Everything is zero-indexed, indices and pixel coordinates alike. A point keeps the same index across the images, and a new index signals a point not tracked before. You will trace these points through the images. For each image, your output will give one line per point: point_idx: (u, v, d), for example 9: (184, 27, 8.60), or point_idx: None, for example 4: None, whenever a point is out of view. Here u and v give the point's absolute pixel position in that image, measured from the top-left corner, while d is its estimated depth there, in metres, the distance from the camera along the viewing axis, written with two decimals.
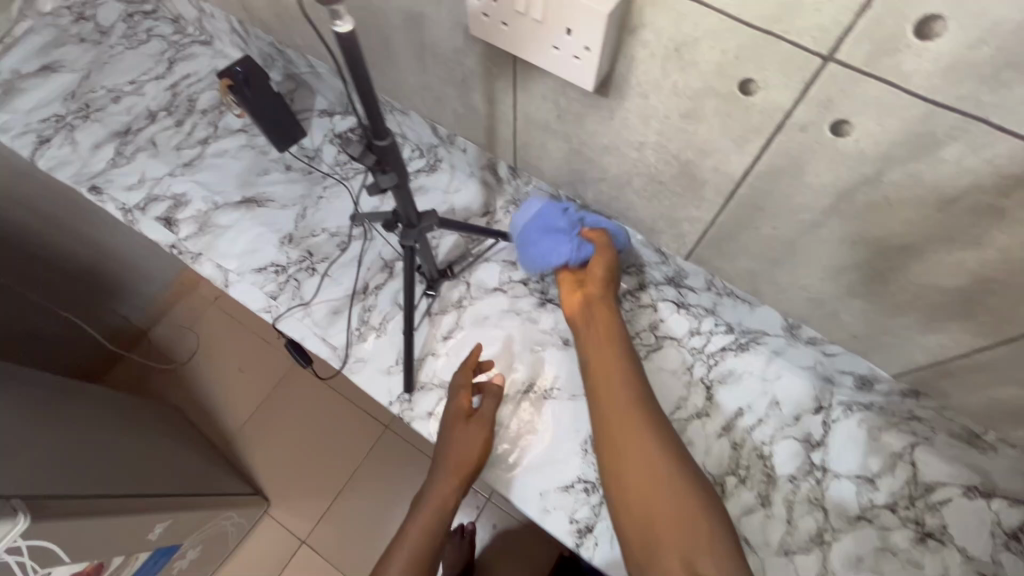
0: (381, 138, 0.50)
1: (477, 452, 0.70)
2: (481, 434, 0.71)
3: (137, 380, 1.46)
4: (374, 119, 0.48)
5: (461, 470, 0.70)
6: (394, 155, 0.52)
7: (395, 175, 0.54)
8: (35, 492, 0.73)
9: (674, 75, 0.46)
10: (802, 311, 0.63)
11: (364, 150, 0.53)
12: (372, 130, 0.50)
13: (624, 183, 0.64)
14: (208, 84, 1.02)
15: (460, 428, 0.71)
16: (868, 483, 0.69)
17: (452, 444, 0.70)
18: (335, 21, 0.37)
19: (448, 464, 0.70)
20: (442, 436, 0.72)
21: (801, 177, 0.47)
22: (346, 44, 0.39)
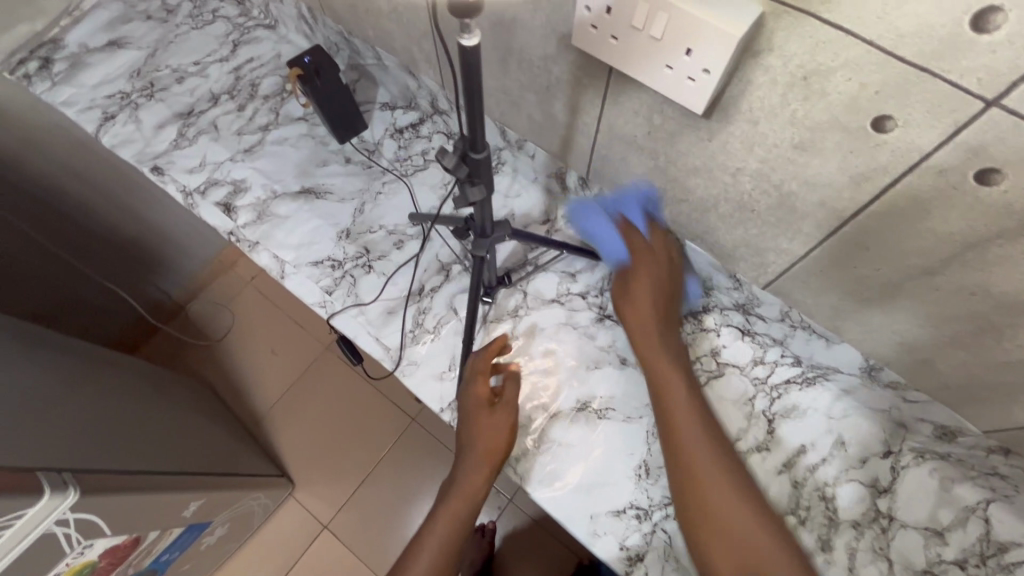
0: (477, 150, 0.51)
1: (504, 440, 0.69)
2: (506, 420, 0.70)
3: (173, 354, 1.48)
4: (476, 131, 0.48)
5: (489, 460, 0.68)
6: (485, 168, 0.53)
7: (484, 187, 0.54)
8: (72, 466, 0.73)
9: (794, 104, 0.43)
10: (889, 354, 0.60)
11: (459, 161, 0.53)
12: (470, 142, 0.51)
13: (709, 207, 0.61)
14: (271, 70, 1.01)
15: (485, 417, 0.69)
16: (937, 536, 0.64)
17: (478, 433, 0.69)
18: (464, 34, 0.37)
19: (475, 452, 0.68)
20: (466, 427, 0.70)
21: (926, 221, 0.43)
22: (470, 56, 0.39)
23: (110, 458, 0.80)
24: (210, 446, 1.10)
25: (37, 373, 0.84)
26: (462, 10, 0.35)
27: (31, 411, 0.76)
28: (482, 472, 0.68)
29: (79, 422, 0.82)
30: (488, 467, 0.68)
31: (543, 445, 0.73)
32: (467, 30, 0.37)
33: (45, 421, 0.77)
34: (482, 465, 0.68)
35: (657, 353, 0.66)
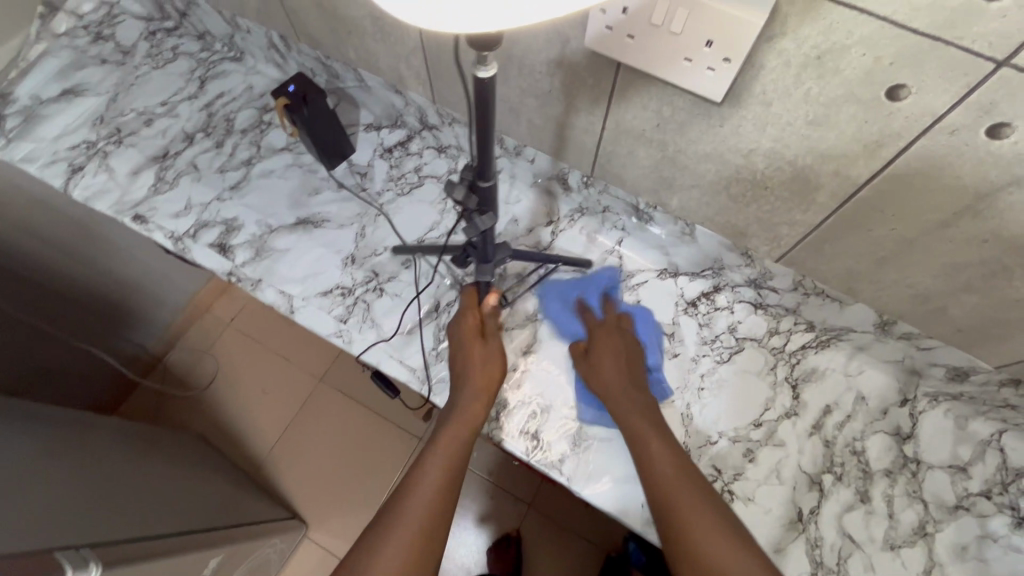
0: (485, 179, 0.54)
1: (498, 367, 0.72)
2: (499, 350, 0.73)
3: (155, 409, 1.40)
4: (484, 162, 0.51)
5: (490, 388, 0.69)
6: (494, 197, 0.57)
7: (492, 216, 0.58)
8: (79, 541, 0.70)
9: (809, 82, 0.46)
10: (903, 307, 0.63)
11: (467, 192, 0.57)
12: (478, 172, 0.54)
13: (720, 190, 0.64)
14: (245, 102, 0.98)
15: (480, 346, 0.72)
16: (961, 472, 0.68)
17: (475, 361, 0.71)
18: (481, 66, 0.39)
19: (475, 382, 0.69)
20: (462, 360, 0.71)
21: (940, 179, 0.47)
22: (485, 87, 0.40)
23: (109, 527, 0.76)
24: (214, 500, 1.05)
25: (20, 440, 0.77)
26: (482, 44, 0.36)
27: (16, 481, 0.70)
28: (483, 401, 0.68)
29: (68, 489, 0.76)
30: (489, 398, 0.69)
31: (581, 443, 0.73)
32: (485, 63, 0.39)
33: (33, 493, 0.71)
34: (482, 396, 0.68)
35: (614, 380, 0.71)
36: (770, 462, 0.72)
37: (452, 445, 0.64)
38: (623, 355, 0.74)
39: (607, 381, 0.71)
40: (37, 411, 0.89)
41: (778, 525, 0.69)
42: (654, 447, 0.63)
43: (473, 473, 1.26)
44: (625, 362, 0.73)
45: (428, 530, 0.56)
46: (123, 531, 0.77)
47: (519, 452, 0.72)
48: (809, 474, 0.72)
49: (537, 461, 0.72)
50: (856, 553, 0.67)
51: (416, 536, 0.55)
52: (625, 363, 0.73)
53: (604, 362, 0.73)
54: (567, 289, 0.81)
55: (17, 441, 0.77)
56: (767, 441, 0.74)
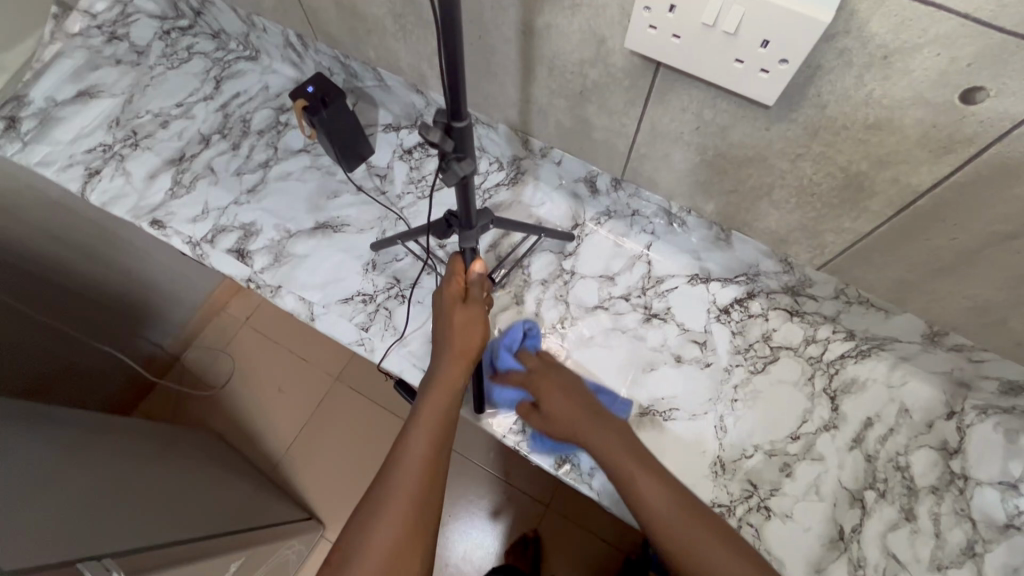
0: (459, 119, 0.47)
1: (480, 333, 0.67)
2: (482, 315, 0.68)
3: (172, 408, 1.40)
4: (455, 96, 0.45)
5: (469, 351, 0.66)
6: (472, 139, 0.50)
7: (471, 160, 0.51)
8: (89, 549, 0.68)
9: (872, 84, 0.42)
10: (958, 320, 0.60)
11: (443, 134, 0.48)
12: (449, 112, 0.47)
13: (762, 194, 0.60)
14: (261, 103, 0.96)
15: (459, 311, 0.67)
16: (1012, 489, 0.65)
17: (453, 329, 0.67)
18: None
19: (453, 347, 0.66)
20: (442, 325, 0.68)
21: (1014, 188, 0.43)
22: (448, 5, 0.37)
23: (128, 534, 0.75)
24: (233, 501, 1.04)
25: (38, 443, 0.77)
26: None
27: (32, 487, 0.69)
28: (461, 367, 0.65)
29: (85, 492, 0.75)
30: (467, 363, 0.66)
31: None
32: None
33: (49, 500, 0.70)
34: (459, 362, 0.65)
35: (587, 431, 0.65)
36: (808, 479, 0.69)
37: (435, 418, 0.62)
38: (561, 394, 0.68)
39: (570, 427, 0.66)
40: (49, 411, 0.87)
41: (818, 544, 0.66)
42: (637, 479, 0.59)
43: (491, 477, 1.24)
44: (576, 404, 0.67)
45: (417, 506, 0.56)
46: (135, 536, 0.76)
47: (545, 465, 0.70)
48: (850, 491, 0.69)
49: (565, 475, 0.70)
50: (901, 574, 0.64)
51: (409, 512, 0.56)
52: (579, 403, 0.67)
53: (555, 406, 0.68)
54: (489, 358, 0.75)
55: (36, 444, 0.76)
56: (805, 455, 0.71)
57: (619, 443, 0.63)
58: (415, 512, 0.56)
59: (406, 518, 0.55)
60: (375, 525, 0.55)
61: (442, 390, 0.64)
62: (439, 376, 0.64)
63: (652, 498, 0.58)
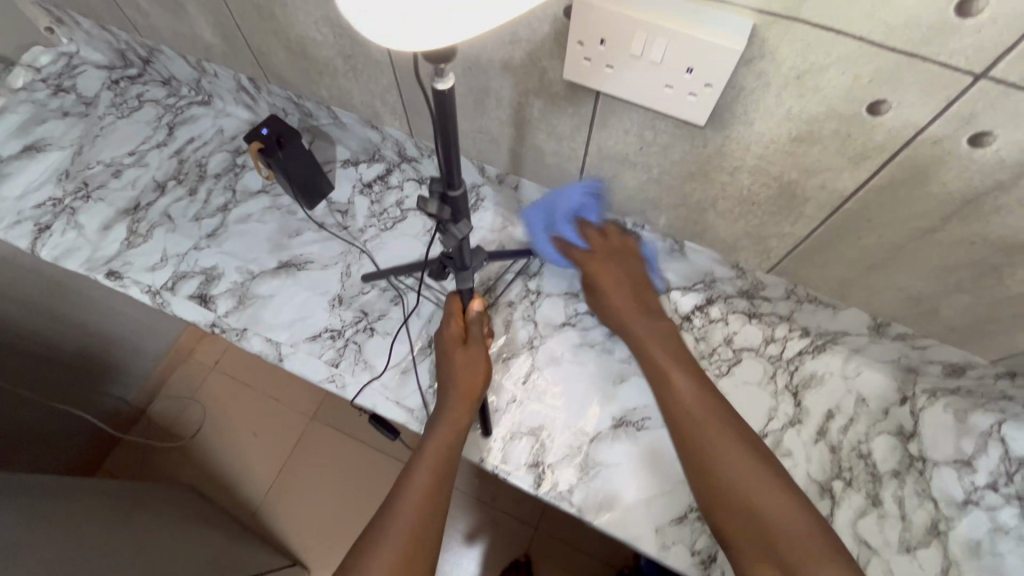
0: (454, 186, 0.46)
1: (483, 373, 0.70)
2: (482, 354, 0.71)
3: (142, 464, 1.35)
4: (448, 165, 0.44)
5: (474, 390, 0.68)
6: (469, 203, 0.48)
7: (469, 223, 0.50)
8: None
9: (790, 101, 0.46)
10: (897, 310, 0.64)
11: (439, 203, 0.48)
12: (444, 178, 0.46)
13: (706, 207, 0.64)
14: (217, 146, 0.96)
15: (461, 353, 0.70)
16: (967, 466, 0.66)
17: (458, 370, 0.69)
18: (437, 77, 0.36)
19: (458, 386, 0.68)
20: (445, 365, 0.70)
21: (926, 187, 0.47)
22: (445, 99, 0.37)
23: None
24: (216, 555, 1.00)
25: None
26: (439, 56, 0.34)
27: None
28: (467, 406, 0.67)
29: (49, 563, 0.72)
30: (471, 404, 0.67)
31: (589, 470, 0.72)
32: (441, 73, 0.36)
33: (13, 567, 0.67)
34: (465, 400, 0.67)
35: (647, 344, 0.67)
36: None
37: (436, 458, 0.63)
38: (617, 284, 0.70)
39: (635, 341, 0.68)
40: (9, 478, 0.83)
41: None
42: (689, 406, 0.61)
43: (476, 503, 1.23)
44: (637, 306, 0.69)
45: (412, 546, 0.57)
46: None
47: (524, 485, 0.71)
48: (819, 482, 0.72)
49: (546, 493, 0.71)
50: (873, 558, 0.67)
51: (407, 542, 0.57)
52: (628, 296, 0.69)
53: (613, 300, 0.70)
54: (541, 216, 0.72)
55: None
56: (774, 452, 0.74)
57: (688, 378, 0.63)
58: (415, 545, 0.57)
59: (402, 550, 0.56)
60: (373, 554, 0.56)
61: (449, 429, 0.66)
62: (444, 414, 0.66)
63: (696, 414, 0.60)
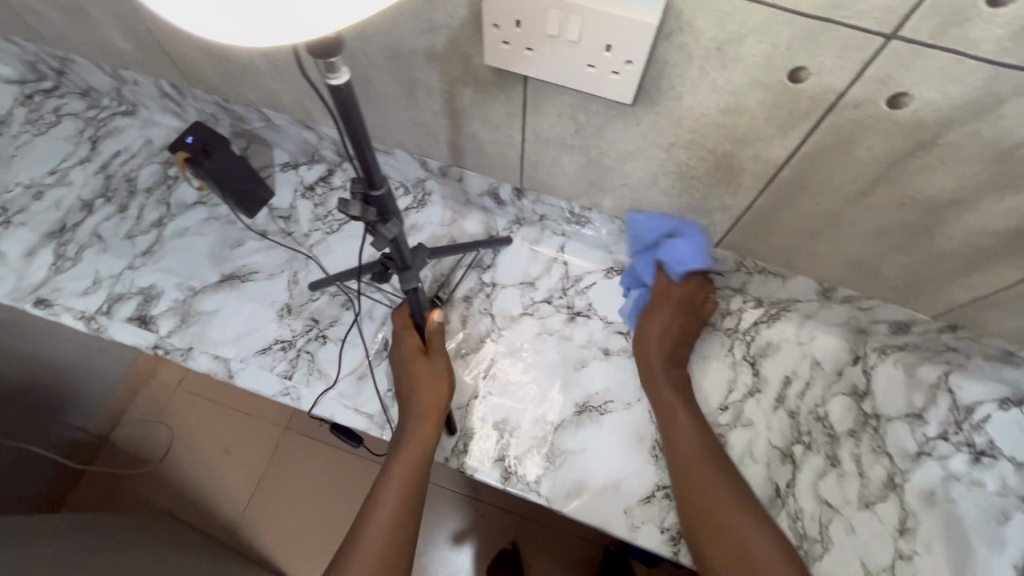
0: (376, 186, 0.44)
1: (445, 385, 0.68)
2: (443, 365, 0.69)
3: (109, 496, 1.27)
4: (368, 167, 0.42)
5: (438, 401, 0.67)
6: (395, 203, 0.47)
7: (398, 221, 0.48)
8: None
9: (714, 73, 0.45)
10: (842, 273, 0.65)
11: (363, 204, 0.46)
12: (365, 179, 0.44)
13: (649, 185, 0.63)
14: (146, 158, 0.91)
15: (422, 364, 0.69)
16: (918, 419, 0.70)
17: (420, 384, 0.67)
18: (329, 73, 0.34)
19: (421, 402, 0.66)
20: (406, 380, 0.69)
21: (854, 151, 0.47)
22: (344, 96, 0.35)
23: None
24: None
25: None
26: (324, 48, 0.31)
27: None
28: (432, 421, 0.66)
29: None
30: (438, 419, 0.66)
31: (555, 460, 0.71)
32: (334, 69, 0.34)
33: None
34: (429, 416, 0.66)
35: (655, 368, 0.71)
36: (741, 445, 0.73)
37: (404, 475, 0.63)
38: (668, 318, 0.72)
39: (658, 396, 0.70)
40: None
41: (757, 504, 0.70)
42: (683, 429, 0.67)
43: (456, 497, 1.20)
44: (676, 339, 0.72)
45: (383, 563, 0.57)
46: None
47: (490, 482, 0.70)
48: (780, 449, 0.73)
49: (513, 487, 0.70)
50: (837, 517, 0.68)
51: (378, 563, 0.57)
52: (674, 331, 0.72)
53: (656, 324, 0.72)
54: (652, 228, 0.67)
55: None
56: (736, 423, 0.74)
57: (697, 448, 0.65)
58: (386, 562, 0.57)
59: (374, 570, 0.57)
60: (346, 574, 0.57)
61: (415, 445, 0.64)
62: (409, 431, 0.65)
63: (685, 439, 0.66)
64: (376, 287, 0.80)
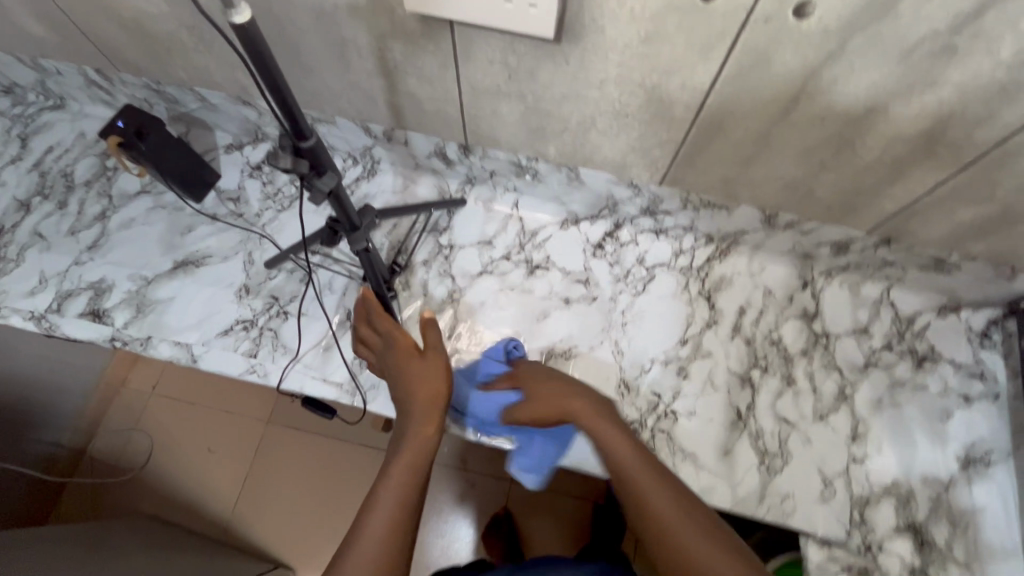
0: (305, 138, 0.45)
1: (444, 384, 0.60)
2: (442, 361, 0.61)
3: (94, 505, 1.21)
4: (292, 116, 0.43)
5: (438, 402, 0.59)
6: (328, 154, 0.47)
7: (334, 173, 0.49)
8: None
9: (629, 1, 0.46)
10: (781, 198, 0.67)
11: (295, 156, 0.46)
12: (293, 131, 0.44)
13: (589, 128, 0.64)
14: (81, 152, 0.88)
15: (416, 362, 0.61)
16: (864, 333, 0.75)
17: (415, 380, 0.60)
18: (231, 10, 0.34)
19: (419, 399, 0.59)
20: (401, 376, 0.61)
21: (771, 69, 0.49)
22: (249, 34, 0.35)
23: None
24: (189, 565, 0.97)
25: None
26: None
27: None
28: (434, 420, 0.58)
29: None
30: (440, 419, 0.59)
31: None
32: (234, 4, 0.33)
33: None
34: (429, 413, 0.58)
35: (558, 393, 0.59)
36: (702, 375, 0.75)
37: (402, 476, 0.54)
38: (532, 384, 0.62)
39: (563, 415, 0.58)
40: None
41: (721, 428, 0.72)
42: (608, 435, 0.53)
43: None
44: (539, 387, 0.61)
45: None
46: None
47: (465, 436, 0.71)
48: (739, 374, 0.75)
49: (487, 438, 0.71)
50: (795, 433, 0.72)
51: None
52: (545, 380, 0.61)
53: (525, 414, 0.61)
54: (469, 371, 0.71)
55: None
56: (695, 355, 0.76)
57: (632, 446, 0.52)
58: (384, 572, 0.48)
59: None
60: None
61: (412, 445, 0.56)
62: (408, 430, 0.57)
63: (612, 444, 0.53)
64: (333, 260, 0.80)
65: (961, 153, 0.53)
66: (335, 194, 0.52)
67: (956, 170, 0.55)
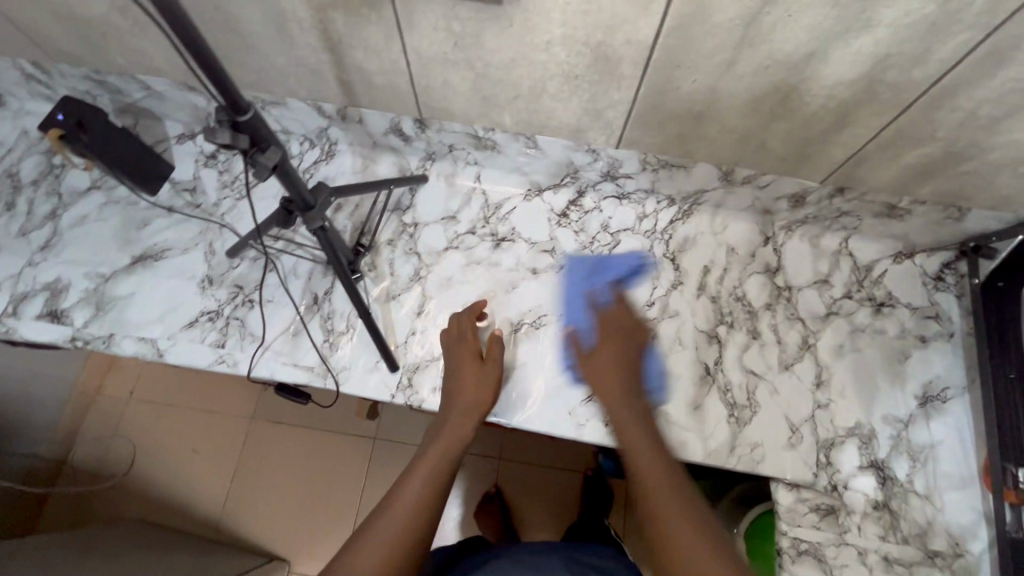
0: (242, 112, 0.44)
1: (489, 395, 0.66)
2: (495, 375, 0.68)
3: (77, 514, 1.20)
4: (228, 92, 0.42)
5: (480, 410, 0.65)
6: (267, 128, 0.47)
7: (277, 147, 0.48)
8: None
9: None
10: (735, 154, 0.68)
11: (233, 131, 0.45)
12: (229, 106, 0.43)
13: (541, 92, 0.64)
14: (24, 150, 0.85)
15: (473, 368, 0.68)
16: (825, 283, 0.77)
17: (467, 384, 0.66)
18: None
19: (464, 399, 0.65)
20: (453, 379, 0.67)
21: (711, 18, 0.49)
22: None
23: None
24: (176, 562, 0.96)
25: None
26: None
27: None
28: (474, 419, 0.64)
29: None
30: (478, 419, 0.64)
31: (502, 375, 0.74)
32: None
33: None
34: (472, 414, 0.64)
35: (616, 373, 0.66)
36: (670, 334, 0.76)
37: (437, 459, 0.58)
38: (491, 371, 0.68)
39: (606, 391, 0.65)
40: None
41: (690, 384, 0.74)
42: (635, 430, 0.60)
43: None
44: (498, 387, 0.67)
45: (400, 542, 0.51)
46: None
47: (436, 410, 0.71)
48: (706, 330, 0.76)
49: None
50: (762, 383, 0.74)
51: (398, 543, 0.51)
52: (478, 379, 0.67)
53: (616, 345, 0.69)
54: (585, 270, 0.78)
55: None
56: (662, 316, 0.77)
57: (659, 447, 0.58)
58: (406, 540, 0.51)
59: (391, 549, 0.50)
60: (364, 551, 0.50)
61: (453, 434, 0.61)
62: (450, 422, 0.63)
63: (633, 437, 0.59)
64: (296, 245, 0.79)
65: (900, 95, 0.54)
66: (280, 170, 0.51)
67: (897, 113, 0.56)
